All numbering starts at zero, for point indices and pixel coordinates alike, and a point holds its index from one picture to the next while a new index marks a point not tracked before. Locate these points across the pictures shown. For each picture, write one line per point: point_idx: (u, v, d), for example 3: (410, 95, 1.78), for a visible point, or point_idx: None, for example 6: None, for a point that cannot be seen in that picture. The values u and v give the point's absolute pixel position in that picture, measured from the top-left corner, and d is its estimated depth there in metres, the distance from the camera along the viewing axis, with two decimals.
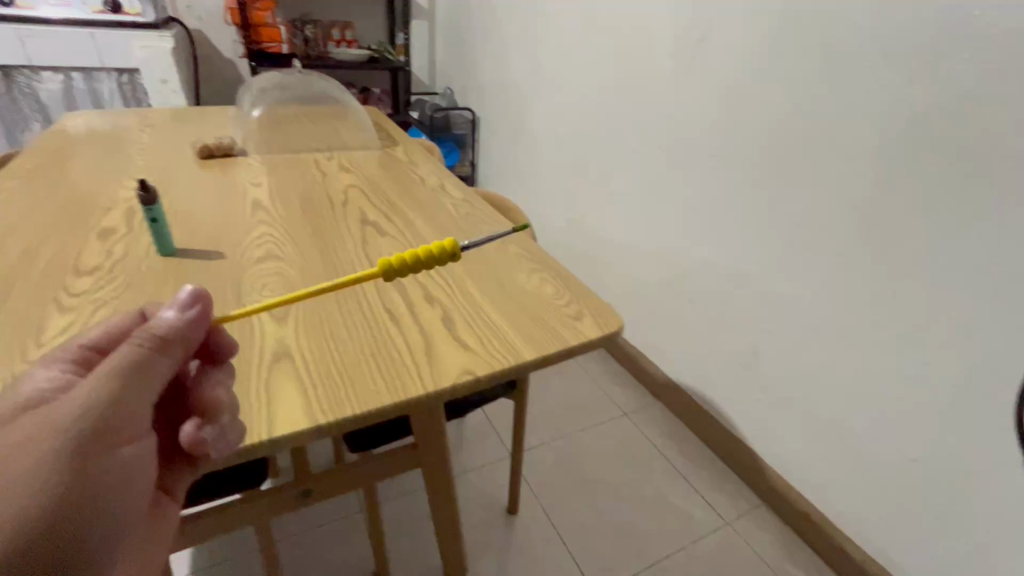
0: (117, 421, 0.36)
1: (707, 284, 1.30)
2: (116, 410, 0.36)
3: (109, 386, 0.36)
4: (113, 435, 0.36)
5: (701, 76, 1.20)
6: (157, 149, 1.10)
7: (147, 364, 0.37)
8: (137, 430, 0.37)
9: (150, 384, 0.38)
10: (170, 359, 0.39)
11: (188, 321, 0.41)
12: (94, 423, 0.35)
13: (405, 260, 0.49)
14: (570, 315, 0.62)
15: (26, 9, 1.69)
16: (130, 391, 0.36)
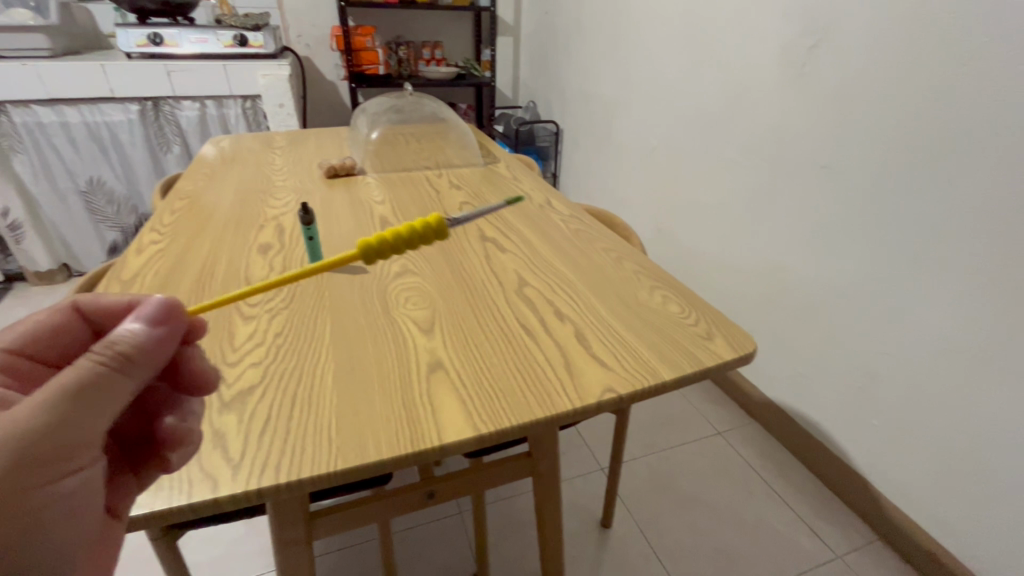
0: (59, 446, 0.34)
1: (815, 300, 1.23)
2: (58, 437, 0.34)
3: (57, 409, 0.34)
4: (49, 463, 0.34)
5: (813, 84, 1.15)
6: (290, 170, 1.22)
7: (102, 386, 0.36)
8: (82, 455, 0.36)
9: (102, 406, 0.36)
10: (130, 379, 0.37)
11: (156, 337, 0.39)
12: (22, 453, 0.32)
13: (390, 238, 0.51)
14: (700, 335, 0.62)
15: (173, 47, 1.89)
16: (74, 416, 0.34)
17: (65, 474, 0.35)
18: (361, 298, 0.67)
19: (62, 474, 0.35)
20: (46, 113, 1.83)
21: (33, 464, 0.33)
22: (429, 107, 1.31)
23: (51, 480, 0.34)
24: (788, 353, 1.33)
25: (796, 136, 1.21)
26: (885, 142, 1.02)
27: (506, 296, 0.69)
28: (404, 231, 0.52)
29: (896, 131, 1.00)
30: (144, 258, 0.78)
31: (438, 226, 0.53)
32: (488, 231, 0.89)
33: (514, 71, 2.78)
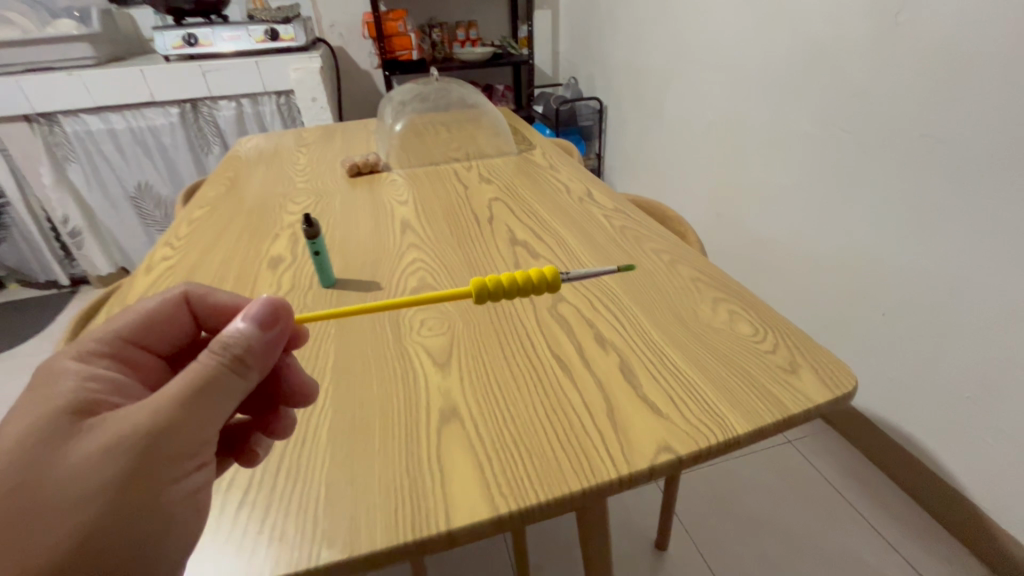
0: (186, 440, 0.35)
1: (909, 295, 1.05)
2: (180, 428, 0.35)
3: (183, 399, 0.35)
4: (177, 456, 0.34)
5: (912, 37, 0.95)
6: (313, 170, 1.16)
7: (219, 381, 0.37)
8: (202, 452, 0.36)
9: (214, 403, 0.36)
10: (244, 377, 0.38)
11: (264, 336, 0.39)
12: (147, 443, 0.33)
13: (502, 282, 0.48)
14: (779, 367, 0.49)
15: (207, 46, 1.85)
16: (189, 410, 0.35)
17: (194, 465, 0.36)
18: (369, 323, 0.59)
19: (190, 464, 0.35)
20: (94, 122, 1.86)
21: (158, 452, 0.34)
22: (457, 93, 1.21)
23: (175, 471, 0.35)
24: (874, 355, 1.16)
25: (887, 101, 1.02)
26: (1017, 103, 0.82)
27: (537, 315, 0.58)
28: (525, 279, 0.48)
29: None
30: (152, 277, 0.73)
31: (552, 278, 0.48)
32: (519, 232, 0.78)
33: (554, 47, 2.62)
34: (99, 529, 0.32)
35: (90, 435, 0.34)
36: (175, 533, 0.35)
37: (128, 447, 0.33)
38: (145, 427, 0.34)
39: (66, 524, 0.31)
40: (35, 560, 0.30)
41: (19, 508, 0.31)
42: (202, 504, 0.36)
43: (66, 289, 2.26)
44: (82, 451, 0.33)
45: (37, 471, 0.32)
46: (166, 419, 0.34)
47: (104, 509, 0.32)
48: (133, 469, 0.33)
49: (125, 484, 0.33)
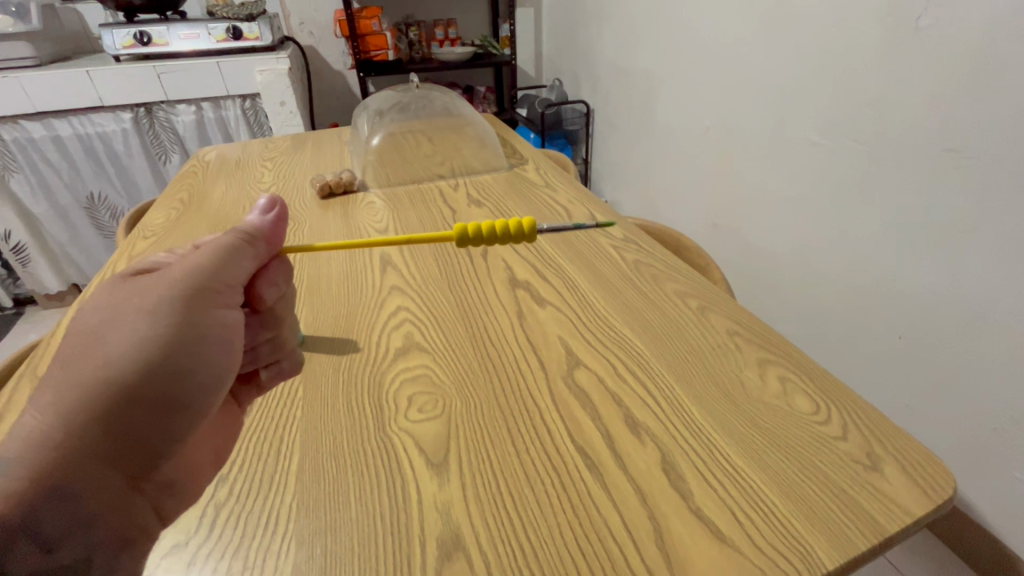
0: (218, 283, 0.43)
1: (924, 327, 0.91)
2: (214, 271, 0.43)
3: (215, 253, 0.43)
4: (211, 293, 0.42)
5: (933, 45, 0.81)
6: (280, 188, 1.03)
7: (239, 246, 0.45)
8: (229, 299, 0.44)
9: (235, 262, 0.44)
10: (257, 251, 0.47)
11: (270, 226, 0.49)
12: (190, 278, 0.41)
13: (484, 230, 0.53)
14: (855, 459, 0.40)
15: (162, 45, 1.67)
16: (218, 262, 0.43)
17: (223, 305, 0.43)
18: (345, 403, 0.47)
19: (221, 300, 0.43)
20: (37, 129, 1.64)
21: (198, 288, 0.41)
22: (440, 102, 1.10)
23: (211, 306, 0.42)
24: (877, 391, 1.03)
25: (903, 112, 0.88)
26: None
27: (551, 389, 0.48)
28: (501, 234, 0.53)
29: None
30: None
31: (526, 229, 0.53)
32: (518, 269, 0.68)
33: (537, 46, 2.52)
34: (157, 336, 0.38)
35: (142, 281, 0.41)
36: (214, 358, 0.41)
37: (175, 283, 0.40)
38: (187, 270, 0.41)
39: (130, 337, 0.37)
40: (109, 364, 0.36)
41: (92, 327, 0.38)
42: (234, 342, 0.43)
43: (9, 310, 2.05)
44: (139, 290, 0.40)
45: (104, 306, 0.39)
46: (203, 266, 0.42)
47: (160, 320, 0.39)
48: (182, 297, 0.40)
49: (175, 308, 0.40)
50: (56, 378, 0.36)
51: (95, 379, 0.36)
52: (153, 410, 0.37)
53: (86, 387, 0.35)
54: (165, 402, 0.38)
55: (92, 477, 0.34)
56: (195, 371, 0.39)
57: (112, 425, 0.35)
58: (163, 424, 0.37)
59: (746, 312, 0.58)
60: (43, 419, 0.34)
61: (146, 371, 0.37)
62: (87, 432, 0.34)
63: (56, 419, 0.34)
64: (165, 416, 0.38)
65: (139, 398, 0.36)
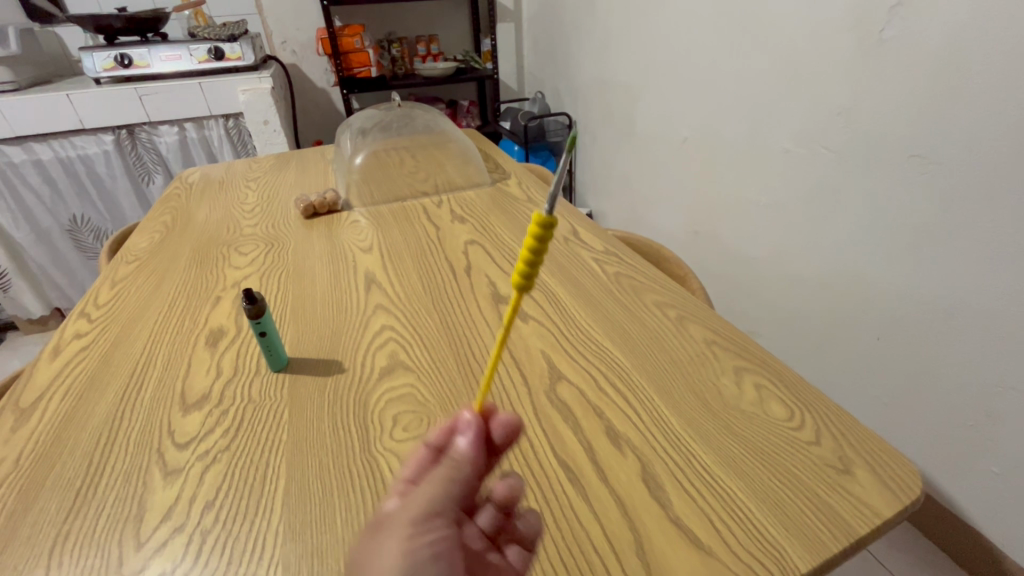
0: (434, 520, 0.33)
1: (902, 328, 0.93)
2: (427, 507, 0.34)
3: (429, 486, 0.35)
4: (431, 532, 0.33)
5: (897, 55, 0.84)
6: (265, 209, 1.03)
7: (450, 471, 0.36)
8: (451, 531, 0.34)
9: (454, 489, 0.35)
10: (469, 466, 0.37)
11: (478, 433, 0.38)
12: (410, 525, 0.33)
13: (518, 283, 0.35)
14: (829, 463, 0.41)
15: (143, 67, 1.67)
16: (442, 494, 0.34)
17: (451, 544, 0.33)
18: (331, 423, 0.48)
19: (443, 542, 0.33)
20: (16, 153, 1.62)
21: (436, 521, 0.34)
22: (423, 120, 1.11)
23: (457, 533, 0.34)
24: (860, 392, 1.05)
25: (872, 120, 0.90)
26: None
27: (535, 404, 0.48)
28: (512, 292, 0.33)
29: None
30: (60, 363, 0.60)
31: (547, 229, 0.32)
32: (501, 284, 0.69)
33: (519, 60, 2.55)
34: None
35: (384, 533, 0.34)
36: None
37: (398, 531, 0.33)
38: (408, 512, 0.34)
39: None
40: None
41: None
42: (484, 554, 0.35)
43: None
44: (380, 545, 0.33)
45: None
46: (426, 498, 0.34)
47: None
48: (408, 550, 0.32)
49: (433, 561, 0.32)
50: None
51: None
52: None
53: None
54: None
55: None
56: None
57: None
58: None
59: (724, 320, 0.60)
60: None
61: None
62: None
63: None
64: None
65: None
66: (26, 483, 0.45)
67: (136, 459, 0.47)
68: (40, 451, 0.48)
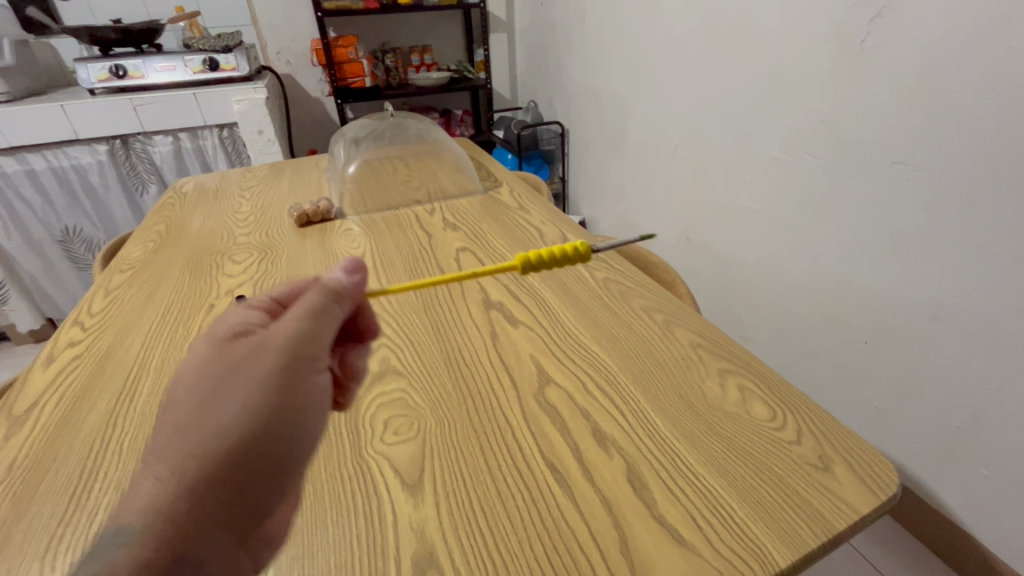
0: (306, 353, 0.40)
1: (887, 330, 0.95)
2: (308, 340, 0.40)
3: (305, 321, 0.41)
4: (308, 356, 0.40)
5: (878, 66, 0.86)
6: (259, 218, 1.04)
7: (324, 311, 0.43)
8: (319, 360, 0.41)
9: (325, 321, 0.42)
10: (340, 309, 0.45)
11: (352, 287, 0.47)
12: (291, 353, 0.39)
13: (542, 256, 0.57)
14: (809, 462, 0.42)
15: (138, 78, 1.67)
16: (315, 325, 0.41)
17: (318, 364, 0.40)
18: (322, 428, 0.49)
19: (317, 363, 0.40)
20: (10, 163, 1.62)
21: (295, 350, 0.39)
22: (415, 129, 1.13)
23: (312, 371, 0.39)
24: (847, 395, 1.06)
25: (856, 128, 0.92)
26: (1004, 130, 0.72)
27: (523, 407, 0.49)
28: (561, 252, 0.58)
29: (1020, 122, 0.70)
30: (54, 372, 0.60)
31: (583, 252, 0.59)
32: (492, 290, 0.70)
33: (512, 70, 2.58)
34: (266, 401, 0.36)
35: (243, 345, 0.38)
36: (317, 424, 0.39)
37: (280, 349, 0.38)
38: (291, 335, 0.39)
39: (244, 401, 0.35)
40: (230, 428, 0.34)
41: (208, 385, 0.35)
42: (328, 407, 0.40)
43: None
44: (243, 356, 0.37)
45: (211, 373, 0.36)
46: (301, 328, 0.40)
47: (269, 395, 0.36)
48: (287, 366, 0.38)
49: (270, 372, 0.37)
50: (176, 449, 0.32)
51: (210, 452, 0.33)
52: (264, 476, 0.35)
53: (208, 459, 0.33)
54: (274, 471, 0.35)
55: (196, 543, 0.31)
56: (311, 416, 0.38)
57: (215, 503, 0.32)
58: (275, 494, 0.35)
59: (709, 324, 0.61)
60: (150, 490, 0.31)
61: (259, 436, 0.35)
62: (189, 514, 0.31)
63: (178, 489, 0.31)
64: (278, 483, 0.36)
65: (253, 465, 0.34)
66: (19, 491, 0.45)
67: (129, 466, 0.47)
68: (32, 459, 0.48)
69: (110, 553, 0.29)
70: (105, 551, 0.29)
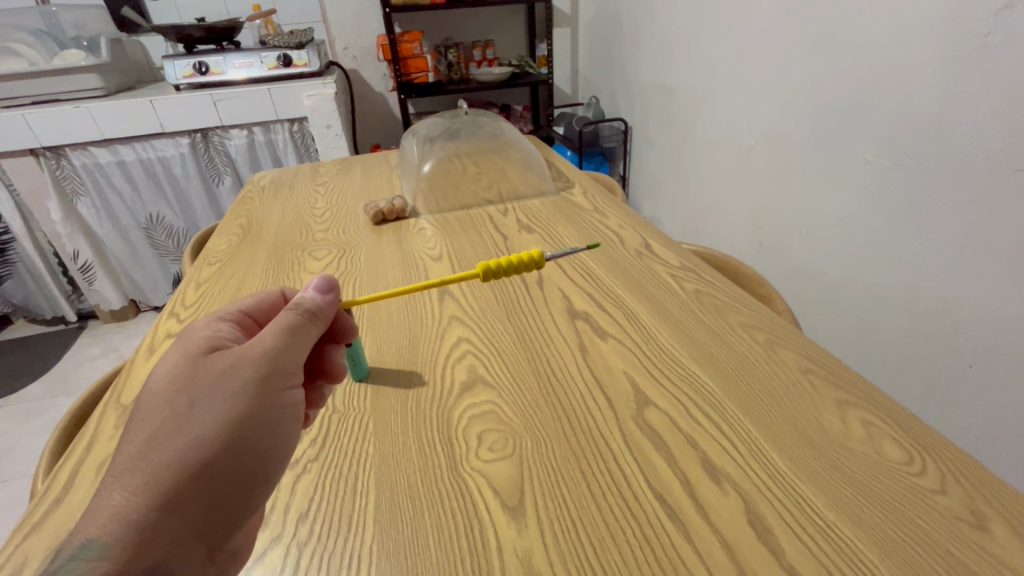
0: (282, 371, 0.43)
1: (995, 355, 0.84)
2: (283, 358, 0.43)
3: (282, 339, 0.44)
4: (283, 374, 0.43)
5: (1002, 61, 0.77)
6: (334, 214, 1.06)
7: (302, 329, 0.45)
8: (293, 376, 0.44)
9: (303, 340, 0.45)
10: (318, 327, 0.47)
11: (327, 301, 0.49)
12: (267, 369, 0.42)
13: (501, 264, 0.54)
14: (959, 516, 0.37)
15: (219, 75, 1.75)
16: (293, 344, 0.44)
17: (292, 383, 0.44)
18: (415, 438, 0.48)
19: (290, 381, 0.44)
20: (103, 154, 1.73)
21: (270, 367, 0.42)
22: (489, 127, 1.12)
23: (283, 388, 0.43)
24: (942, 424, 0.96)
25: (970, 130, 0.83)
26: None
27: (623, 430, 0.47)
28: (515, 260, 0.54)
29: None
30: (155, 362, 0.63)
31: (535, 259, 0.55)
32: (575, 299, 0.67)
33: (573, 65, 2.54)
34: (236, 417, 0.40)
35: (219, 362, 0.41)
36: (287, 438, 0.43)
37: (255, 368, 0.42)
38: (266, 354, 0.42)
39: (217, 417, 0.39)
40: (201, 446, 0.38)
41: (184, 400, 0.39)
42: (297, 423, 0.44)
43: (73, 324, 2.13)
44: (219, 372, 0.41)
45: (186, 388, 0.39)
46: (278, 347, 0.43)
47: (240, 414, 0.40)
48: (261, 384, 0.41)
49: (243, 390, 0.41)
50: (146, 463, 0.37)
51: (181, 466, 0.37)
52: (233, 487, 0.39)
53: (178, 471, 0.37)
54: (243, 482, 0.40)
55: (163, 551, 0.36)
56: (281, 430, 0.42)
57: (183, 515, 0.37)
58: (243, 504, 0.40)
59: (818, 346, 0.57)
60: (124, 503, 0.35)
61: (227, 451, 0.39)
62: (159, 524, 0.36)
63: (148, 502, 0.36)
64: (247, 492, 0.40)
65: (221, 478, 0.38)
66: None
67: None
68: None
69: (81, 561, 0.34)
70: (79, 556, 0.34)
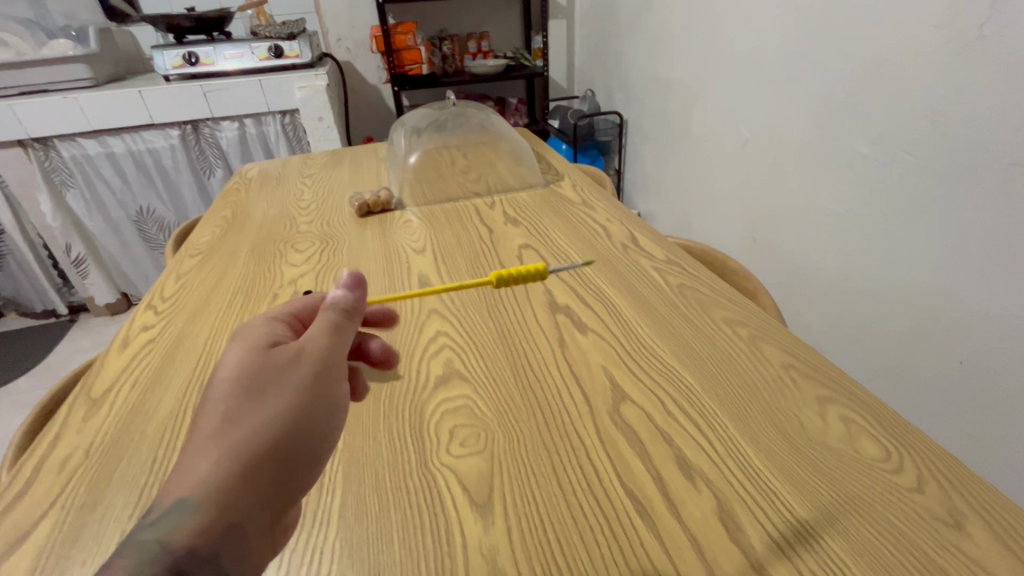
0: (336, 364, 0.40)
1: (987, 352, 0.83)
2: (336, 354, 0.41)
3: (333, 335, 0.41)
4: (337, 367, 0.40)
5: (999, 52, 0.75)
6: (320, 206, 1.04)
7: (346, 327, 0.43)
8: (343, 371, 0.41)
9: (347, 338, 0.43)
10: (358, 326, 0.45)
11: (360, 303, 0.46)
12: (324, 362, 0.39)
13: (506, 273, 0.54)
14: (936, 516, 0.36)
15: (209, 65, 1.72)
16: (340, 340, 0.42)
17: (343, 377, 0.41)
18: (385, 433, 0.47)
19: (342, 374, 0.41)
20: (92, 146, 1.71)
21: (326, 360, 0.40)
22: (477, 118, 1.10)
23: (338, 383, 0.40)
24: (931, 421, 0.95)
25: (966, 124, 0.81)
26: None
27: (597, 426, 0.46)
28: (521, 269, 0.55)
29: None
30: (128, 356, 0.61)
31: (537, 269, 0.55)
32: (557, 293, 0.66)
33: (570, 58, 2.51)
34: (304, 404, 0.36)
35: (280, 353, 0.38)
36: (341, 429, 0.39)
37: (314, 358, 0.39)
38: (322, 345, 0.40)
39: (286, 404, 0.36)
40: (274, 429, 0.34)
41: (251, 387, 0.35)
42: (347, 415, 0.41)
43: (64, 317, 2.12)
44: (282, 362, 0.37)
45: (252, 375, 0.36)
46: (330, 341, 0.41)
47: (306, 401, 0.37)
48: (320, 373, 0.38)
49: (308, 379, 0.38)
50: (220, 446, 0.32)
51: (255, 448, 0.33)
52: (295, 475, 0.35)
53: (253, 456, 0.33)
54: (303, 471, 0.36)
55: (240, 538, 0.31)
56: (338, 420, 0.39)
57: (264, 500, 0.33)
58: (298, 496, 0.35)
59: (801, 341, 0.56)
60: (199, 485, 0.31)
61: (296, 438, 0.35)
62: (233, 510, 0.31)
63: (227, 485, 0.31)
64: (304, 481, 0.36)
65: (289, 464, 0.35)
66: (93, 478, 0.46)
67: None
68: (108, 443, 0.49)
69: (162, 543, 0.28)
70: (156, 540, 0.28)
